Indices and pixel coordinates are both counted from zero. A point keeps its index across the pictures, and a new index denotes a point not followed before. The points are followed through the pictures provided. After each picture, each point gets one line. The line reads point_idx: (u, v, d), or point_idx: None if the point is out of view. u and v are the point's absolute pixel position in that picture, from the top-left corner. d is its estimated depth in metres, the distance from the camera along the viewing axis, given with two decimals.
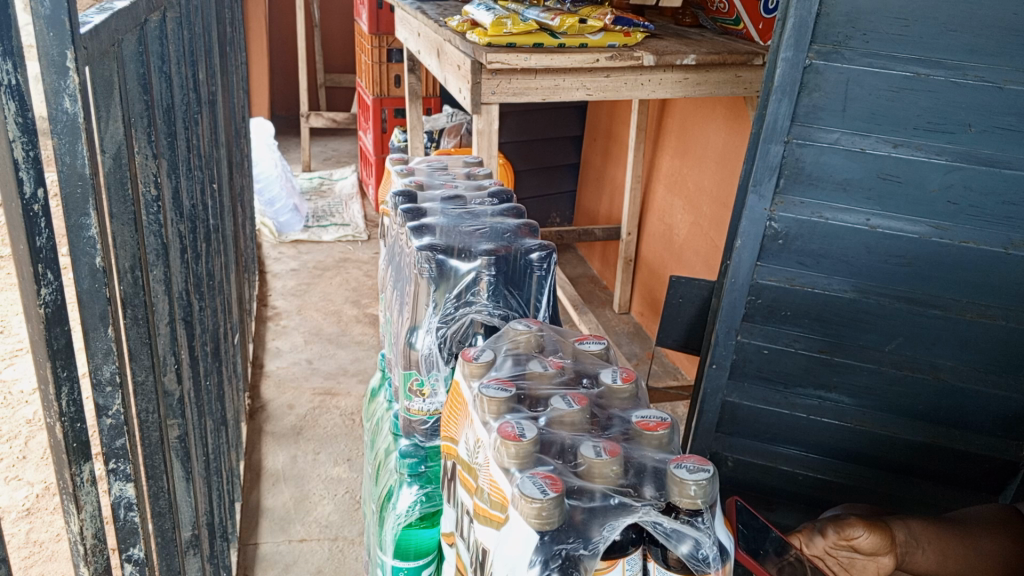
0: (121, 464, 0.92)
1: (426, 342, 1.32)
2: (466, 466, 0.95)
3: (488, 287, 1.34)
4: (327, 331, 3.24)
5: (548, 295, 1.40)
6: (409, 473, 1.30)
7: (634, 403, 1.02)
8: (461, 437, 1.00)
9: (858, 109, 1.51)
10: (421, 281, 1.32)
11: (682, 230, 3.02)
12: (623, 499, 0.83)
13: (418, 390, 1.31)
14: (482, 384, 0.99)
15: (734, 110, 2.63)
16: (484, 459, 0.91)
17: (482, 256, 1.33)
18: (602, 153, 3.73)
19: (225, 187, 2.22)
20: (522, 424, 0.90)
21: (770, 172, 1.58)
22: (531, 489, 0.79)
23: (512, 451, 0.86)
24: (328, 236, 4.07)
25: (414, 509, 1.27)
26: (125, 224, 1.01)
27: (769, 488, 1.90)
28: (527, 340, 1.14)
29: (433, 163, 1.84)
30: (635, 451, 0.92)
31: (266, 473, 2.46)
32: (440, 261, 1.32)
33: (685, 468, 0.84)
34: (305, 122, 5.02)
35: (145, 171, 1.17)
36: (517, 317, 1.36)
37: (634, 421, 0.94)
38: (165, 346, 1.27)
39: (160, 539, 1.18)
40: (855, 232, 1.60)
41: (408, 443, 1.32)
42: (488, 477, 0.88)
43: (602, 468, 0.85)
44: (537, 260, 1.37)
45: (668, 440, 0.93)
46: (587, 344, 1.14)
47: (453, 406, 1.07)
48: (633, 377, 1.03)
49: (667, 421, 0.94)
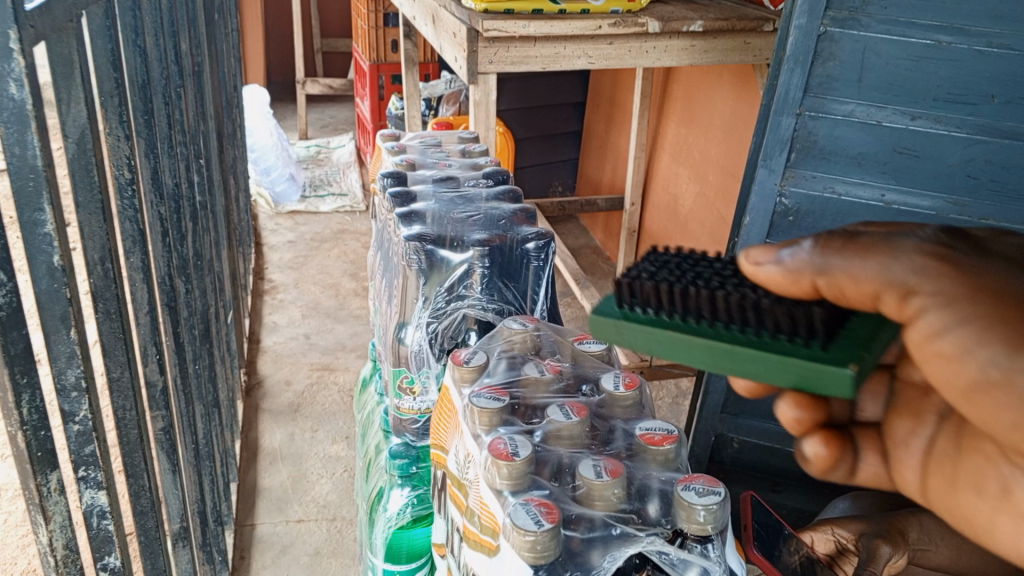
0: (91, 472, 0.87)
1: (416, 338, 1.25)
2: (457, 481, 0.90)
3: (481, 280, 1.26)
4: (325, 306, 3.18)
5: (545, 288, 1.33)
6: (400, 474, 1.26)
7: (639, 411, 0.96)
8: (452, 448, 0.94)
9: (875, 79, 1.43)
10: (409, 273, 1.25)
11: (688, 201, 2.94)
12: (624, 528, 0.77)
13: (409, 388, 1.25)
14: (473, 393, 0.92)
15: (742, 76, 2.53)
16: (475, 476, 0.85)
17: (475, 247, 1.25)
18: (605, 121, 3.64)
19: (214, 162, 2.15)
20: (516, 440, 0.84)
21: (780, 146, 1.52)
22: (525, 520, 0.73)
23: (505, 471, 0.80)
24: (326, 206, 3.99)
25: (405, 510, 1.23)
26: (93, 213, 0.94)
27: (775, 470, 1.86)
28: (523, 341, 1.07)
29: (426, 138, 1.76)
30: (640, 470, 0.86)
31: (264, 452, 2.42)
32: (429, 252, 1.24)
33: (693, 490, 0.78)
34: (302, 89, 4.91)
35: (117, 153, 1.09)
36: (512, 311, 1.29)
37: (639, 435, 0.88)
38: (146, 336, 1.22)
39: (143, 538, 1.14)
40: (869, 208, 1.53)
41: (400, 442, 1.29)
42: (478, 498, 0.83)
43: (602, 491, 0.79)
44: (533, 250, 1.30)
45: (675, 455, 0.87)
46: (587, 345, 1.07)
47: (444, 412, 1.01)
48: (636, 383, 0.97)
49: (674, 435, 0.88)
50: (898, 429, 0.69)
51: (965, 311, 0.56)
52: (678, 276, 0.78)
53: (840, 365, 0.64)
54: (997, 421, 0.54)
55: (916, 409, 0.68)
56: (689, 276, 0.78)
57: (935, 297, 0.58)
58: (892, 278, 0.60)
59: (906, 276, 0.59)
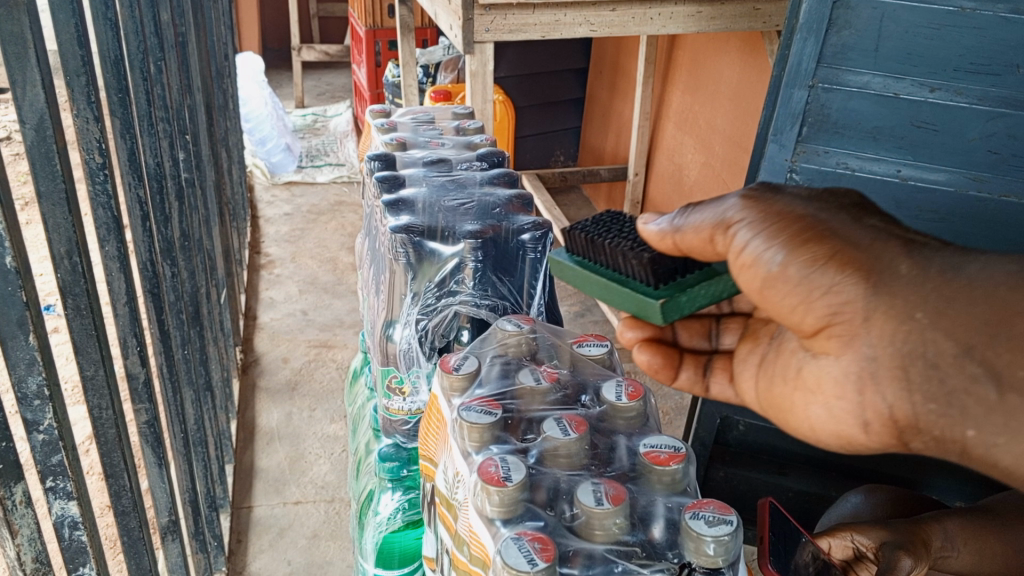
0: (60, 482, 0.82)
1: (405, 335, 1.20)
2: (446, 501, 0.86)
3: (473, 274, 1.20)
4: (323, 281, 3.12)
5: (542, 280, 1.27)
6: (389, 479, 1.21)
7: (643, 423, 0.91)
8: (442, 463, 0.90)
9: (893, 48, 1.35)
10: (397, 267, 1.21)
11: (693, 171, 2.86)
12: (627, 566, 0.73)
13: (398, 388, 1.20)
14: (463, 405, 0.87)
15: (749, 43, 2.44)
16: (464, 499, 0.81)
17: (466, 240, 1.19)
18: (608, 88, 3.54)
19: (203, 136, 2.08)
20: (508, 462, 0.79)
21: (792, 121, 1.45)
22: (517, 559, 0.69)
23: (497, 499, 0.75)
24: (323, 177, 3.92)
25: (396, 515, 1.19)
26: (57, 204, 0.87)
27: (782, 452, 1.83)
28: (518, 344, 1.02)
29: (418, 115, 1.68)
30: (644, 495, 0.82)
31: (261, 432, 2.38)
32: (418, 244, 1.19)
33: (703, 518, 0.74)
34: (298, 56, 4.80)
35: (86, 136, 1.02)
36: (508, 307, 1.22)
37: (643, 454, 0.83)
38: (125, 327, 1.16)
39: (127, 538, 1.09)
40: (884, 184, 1.46)
41: (390, 444, 1.23)
42: (468, 526, 0.79)
43: (602, 521, 0.74)
44: (529, 242, 1.25)
45: (681, 474, 0.82)
46: (587, 349, 1.02)
47: (432, 423, 0.97)
48: (640, 394, 0.92)
49: (681, 453, 0.83)
50: (741, 350, 0.95)
51: (761, 229, 0.74)
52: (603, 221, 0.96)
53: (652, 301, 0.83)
54: (788, 309, 0.73)
55: (754, 336, 0.94)
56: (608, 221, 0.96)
57: (742, 222, 0.75)
58: (717, 211, 0.77)
59: (726, 207, 0.77)
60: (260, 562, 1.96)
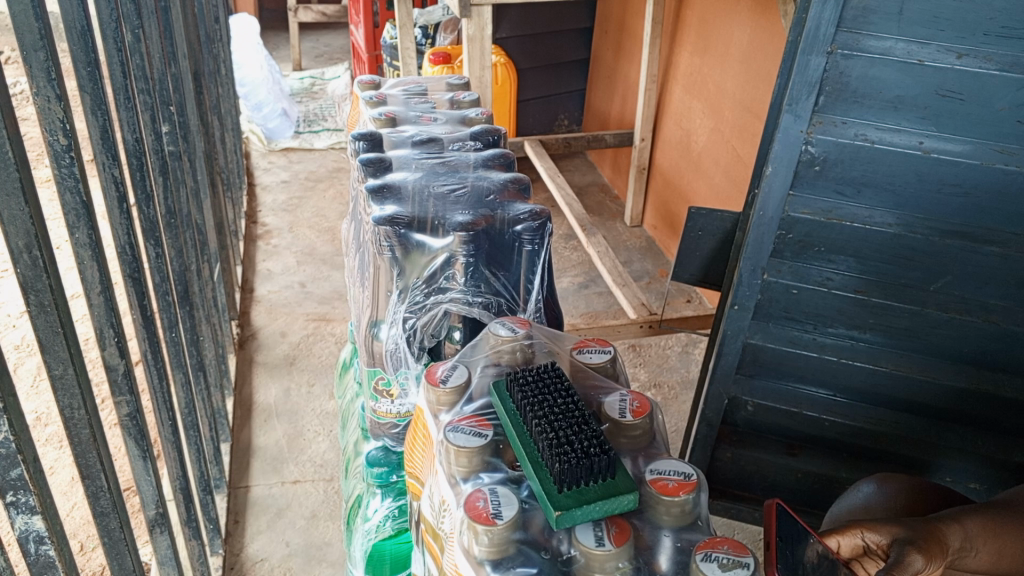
0: (22, 497, 0.76)
1: (392, 334, 1.15)
2: (433, 529, 0.83)
3: (465, 270, 1.13)
4: (321, 251, 3.05)
5: (539, 272, 1.20)
6: (378, 484, 1.20)
7: (650, 441, 0.86)
8: (430, 486, 0.87)
9: (919, 11, 1.24)
10: (382, 262, 1.14)
11: (702, 137, 2.77)
12: None
13: (386, 391, 1.15)
14: (451, 426, 0.83)
15: (762, 2, 2.33)
16: (451, 531, 0.77)
17: (456, 232, 1.12)
18: (613, 49, 3.42)
19: (191, 106, 1.99)
20: (499, 497, 0.75)
21: (808, 90, 1.34)
22: None
23: (486, 540, 0.72)
24: (320, 143, 3.83)
25: (386, 522, 1.19)
26: (11, 194, 0.80)
27: (792, 432, 1.80)
28: (512, 355, 0.97)
29: (410, 86, 1.59)
30: (649, 523, 0.77)
31: (258, 408, 2.33)
32: (403, 236, 1.13)
33: (716, 561, 0.70)
34: (294, 17, 4.68)
35: (48, 117, 0.94)
36: (503, 302, 1.16)
37: (650, 482, 0.78)
38: (100, 318, 1.10)
39: (106, 540, 1.04)
40: (904, 156, 1.38)
41: (379, 448, 1.21)
42: (453, 563, 0.76)
43: (602, 562, 0.71)
44: (524, 233, 1.17)
45: (691, 503, 0.78)
46: (588, 356, 0.97)
47: (420, 440, 0.94)
48: (647, 410, 0.87)
49: (691, 481, 0.78)
50: None
51: None
52: (558, 388, 0.87)
53: (553, 505, 0.74)
54: None
55: None
56: (563, 390, 0.86)
57: None
58: None
59: None
60: (258, 543, 1.93)
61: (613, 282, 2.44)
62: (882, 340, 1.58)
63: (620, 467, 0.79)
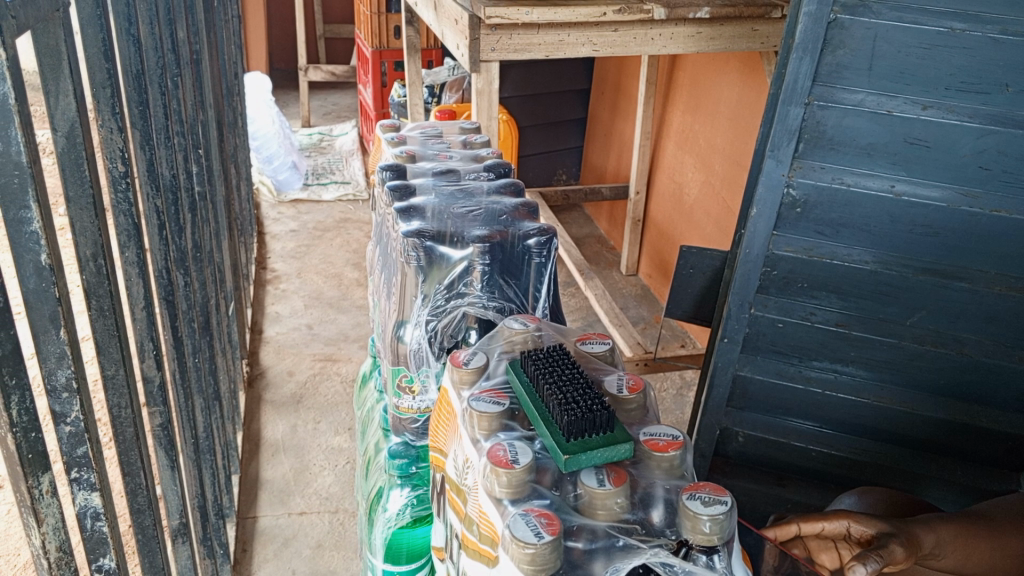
0: (84, 473, 0.85)
1: (415, 336, 1.25)
2: (456, 487, 0.93)
3: (482, 277, 1.26)
4: (327, 295, 3.16)
5: (547, 285, 1.32)
6: (399, 475, 1.29)
7: (644, 415, 0.96)
8: (452, 452, 0.97)
9: (886, 67, 1.39)
10: (408, 270, 1.25)
11: (694, 190, 2.91)
12: (628, 541, 0.77)
13: (408, 387, 1.26)
14: (473, 396, 0.94)
15: (749, 63, 2.50)
16: (474, 483, 0.87)
17: (475, 244, 1.25)
18: (610, 108, 3.60)
19: (214, 152, 2.12)
20: (516, 447, 0.85)
21: (788, 137, 1.47)
22: (525, 532, 0.74)
23: (504, 480, 0.81)
24: (329, 194, 3.98)
25: (405, 511, 1.29)
26: (84, 209, 0.92)
27: (781, 462, 1.88)
28: (523, 342, 1.09)
29: (426, 129, 1.73)
30: (644, 478, 0.86)
31: (266, 443, 2.41)
32: (428, 248, 1.24)
33: (698, 499, 0.79)
34: (305, 77, 4.88)
35: (110, 146, 1.07)
36: (514, 309, 1.28)
37: (644, 441, 0.88)
38: (142, 332, 1.20)
39: (141, 534, 1.12)
40: (877, 199, 1.50)
41: (399, 443, 1.32)
42: (477, 507, 0.85)
43: (604, 500, 0.80)
44: (535, 246, 1.29)
45: (679, 462, 0.88)
46: (590, 345, 1.07)
47: (443, 415, 1.03)
48: (641, 387, 0.97)
49: (679, 441, 0.88)
50: None
51: None
52: (566, 361, 0.98)
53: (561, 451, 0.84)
54: None
55: None
56: (570, 363, 0.97)
57: None
58: None
59: None
60: (265, 570, 1.99)
61: (610, 323, 2.55)
62: (864, 371, 1.68)
63: (619, 424, 0.89)
